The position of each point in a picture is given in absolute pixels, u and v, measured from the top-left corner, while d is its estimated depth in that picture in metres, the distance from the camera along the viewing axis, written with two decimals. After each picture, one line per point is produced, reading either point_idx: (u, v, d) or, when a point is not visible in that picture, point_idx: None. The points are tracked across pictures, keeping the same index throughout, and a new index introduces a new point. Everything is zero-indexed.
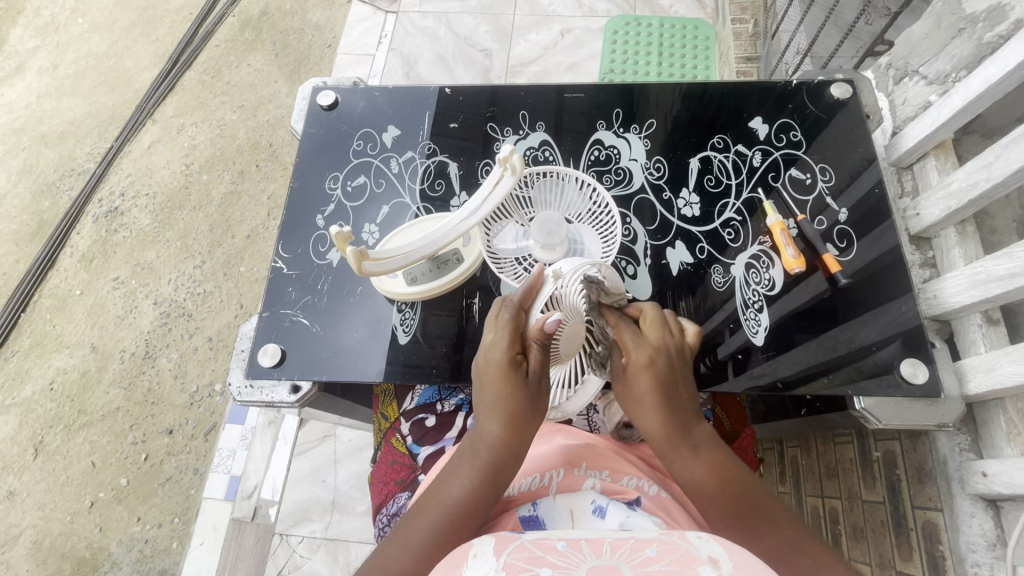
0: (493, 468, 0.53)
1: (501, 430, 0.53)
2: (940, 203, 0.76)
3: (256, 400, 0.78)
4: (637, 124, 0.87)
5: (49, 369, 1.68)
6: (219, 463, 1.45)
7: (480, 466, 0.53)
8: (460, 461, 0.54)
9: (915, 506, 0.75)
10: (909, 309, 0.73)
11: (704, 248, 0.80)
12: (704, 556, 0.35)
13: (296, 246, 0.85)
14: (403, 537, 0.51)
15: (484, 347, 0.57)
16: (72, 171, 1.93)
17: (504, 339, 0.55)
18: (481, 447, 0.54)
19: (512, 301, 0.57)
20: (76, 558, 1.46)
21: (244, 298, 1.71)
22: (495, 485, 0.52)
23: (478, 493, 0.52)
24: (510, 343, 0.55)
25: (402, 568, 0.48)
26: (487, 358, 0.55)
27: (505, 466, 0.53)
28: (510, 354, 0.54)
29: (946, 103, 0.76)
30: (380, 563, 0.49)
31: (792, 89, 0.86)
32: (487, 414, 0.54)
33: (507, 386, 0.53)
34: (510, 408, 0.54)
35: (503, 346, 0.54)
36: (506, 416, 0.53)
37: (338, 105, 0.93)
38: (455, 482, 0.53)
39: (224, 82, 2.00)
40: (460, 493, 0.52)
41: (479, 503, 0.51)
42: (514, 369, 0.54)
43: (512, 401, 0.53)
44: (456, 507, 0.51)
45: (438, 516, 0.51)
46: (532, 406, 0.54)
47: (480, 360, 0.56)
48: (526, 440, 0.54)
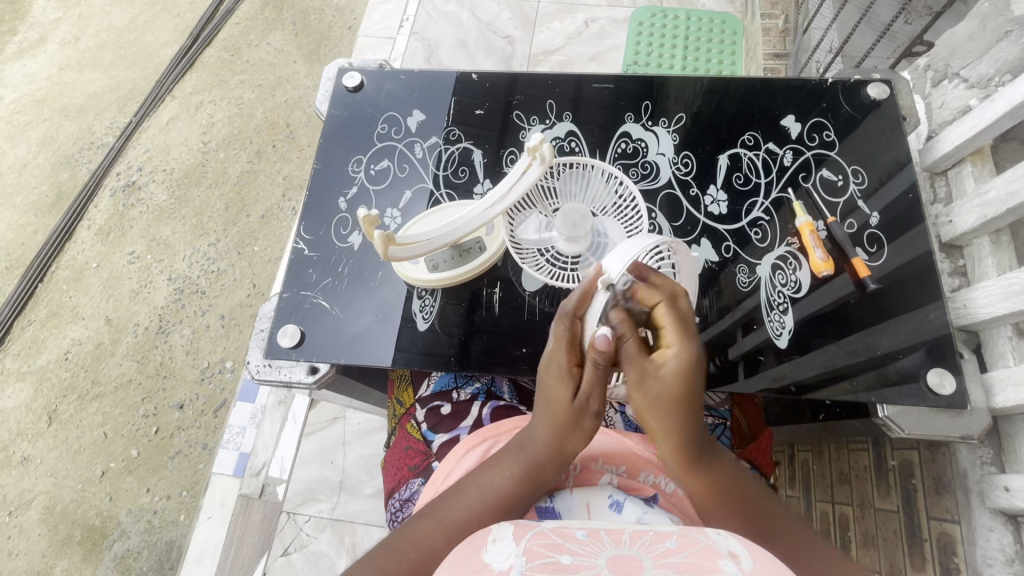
0: (534, 469, 0.52)
1: (554, 435, 0.51)
2: (976, 211, 0.74)
3: (273, 378, 0.80)
4: (665, 118, 0.86)
5: (64, 339, 1.70)
6: (228, 440, 1.46)
7: (524, 467, 0.52)
8: (508, 453, 0.53)
9: (931, 517, 0.74)
10: (937, 318, 0.71)
11: (731, 246, 0.79)
12: (724, 551, 0.35)
13: (317, 228, 0.84)
14: (436, 516, 0.51)
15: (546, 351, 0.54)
16: (91, 144, 1.94)
17: (561, 347, 0.51)
18: (527, 446, 0.52)
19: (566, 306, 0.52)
20: (86, 526, 1.49)
21: (257, 277, 1.71)
22: (536, 484, 0.52)
23: (518, 489, 0.51)
24: (569, 354, 0.51)
25: (431, 543, 0.49)
26: (548, 364, 0.52)
27: (547, 471, 0.52)
28: (571, 366, 0.51)
29: (988, 108, 0.74)
30: (409, 534, 0.50)
31: (826, 87, 0.84)
32: (536, 420, 0.53)
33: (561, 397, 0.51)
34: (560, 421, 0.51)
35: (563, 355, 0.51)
36: (554, 426, 0.51)
37: (364, 87, 0.92)
38: (498, 472, 0.52)
39: (244, 61, 1.99)
40: (502, 485, 0.51)
41: (520, 498, 0.51)
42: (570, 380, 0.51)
43: (559, 413, 0.51)
44: (494, 498, 0.51)
45: (475, 502, 0.51)
46: (575, 424, 0.51)
47: (545, 361, 0.53)
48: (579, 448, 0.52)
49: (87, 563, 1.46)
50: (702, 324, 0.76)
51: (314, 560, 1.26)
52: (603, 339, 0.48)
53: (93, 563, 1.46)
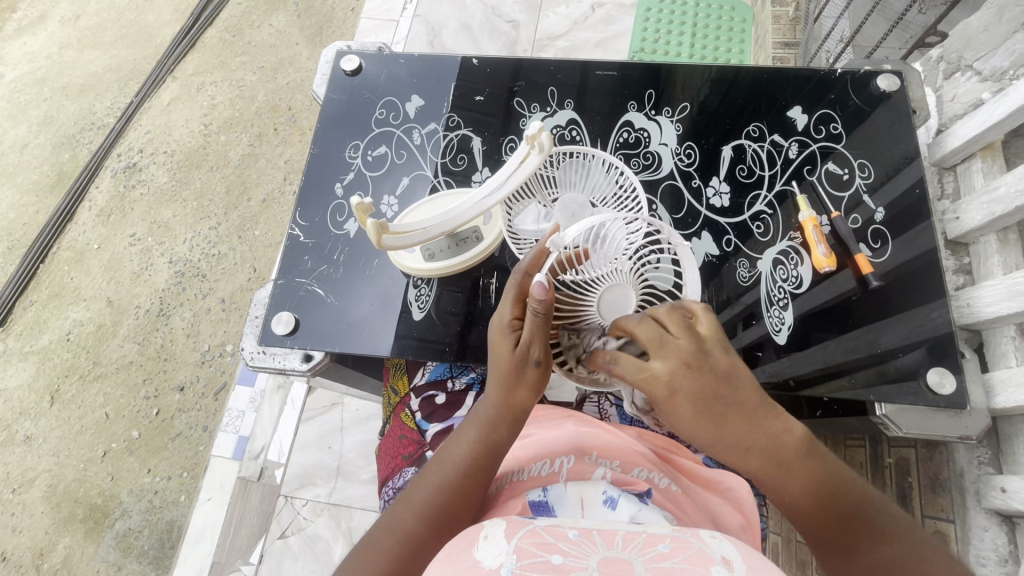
0: (490, 432, 0.53)
1: (504, 396, 0.53)
2: (984, 208, 0.73)
3: (268, 365, 0.78)
4: (669, 107, 0.84)
5: (66, 320, 1.71)
6: (228, 423, 1.47)
7: (481, 434, 0.53)
8: (464, 426, 0.55)
9: (926, 516, 0.74)
10: (940, 316, 0.70)
11: (732, 240, 0.78)
12: (717, 556, 0.35)
13: (313, 214, 0.83)
14: (407, 496, 0.52)
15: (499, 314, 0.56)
16: (91, 125, 1.92)
17: (506, 302, 0.54)
18: (482, 411, 0.54)
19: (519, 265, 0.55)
20: (88, 504, 1.51)
21: (257, 261, 1.71)
22: (495, 449, 0.53)
23: (480, 457, 0.52)
24: (513, 306, 0.53)
25: (407, 526, 0.50)
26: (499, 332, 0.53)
27: (500, 432, 0.53)
28: (514, 320, 0.53)
29: (1001, 102, 0.72)
30: (384, 522, 0.51)
31: (835, 77, 0.82)
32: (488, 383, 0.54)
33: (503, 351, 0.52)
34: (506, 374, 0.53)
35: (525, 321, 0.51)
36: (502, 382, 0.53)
37: (362, 71, 0.90)
38: (457, 444, 0.53)
39: (245, 42, 1.96)
40: (462, 452, 0.52)
41: (483, 466, 0.52)
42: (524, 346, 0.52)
43: (505, 368, 0.53)
44: (458, 470, 0.52)
45: (443, 477, 0.52)
46: (519, 376, 0.52)
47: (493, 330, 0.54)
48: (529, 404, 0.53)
49: (89, 541, 1.48)
50: None
51: (311, 543, 1.27)
52: (536, 286, 0.50)
53: (95, 541, 1.48)
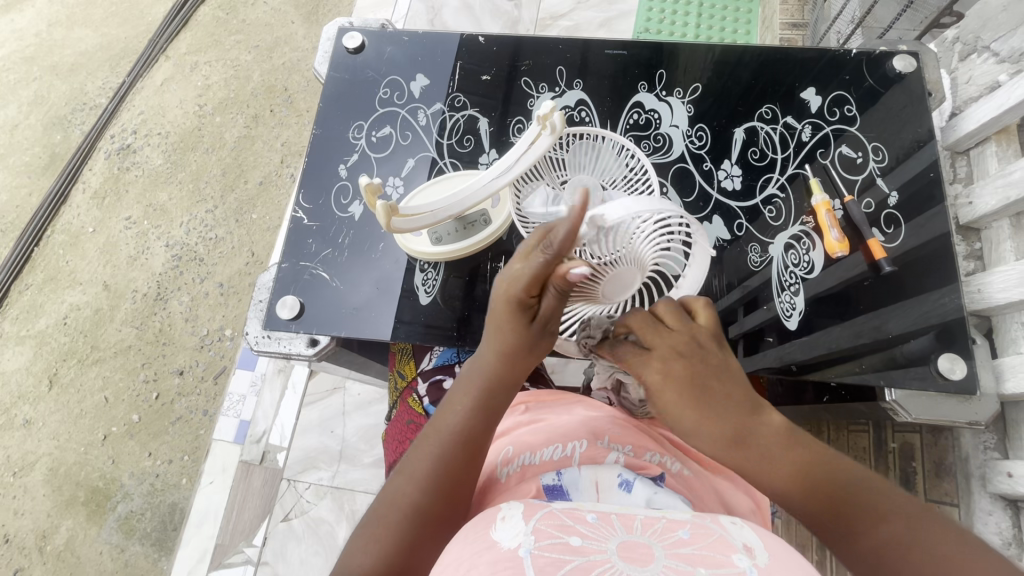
0: (489, 396, 0.52)
1: (499, 358, 0.52)
2: (997, 193, 0.72)
3: (273, 350, 0.78)
4: (680, 88, 0.82)
5: (63, 304, 1.69)
6: (228, 407, 1.47)
7: (478, 395, 0.52)
8: (457, 391, 0.53)
9: (929, 499, 0.76)
10: (951, 302, 0.69)
11: (743, 224, 0.77)
12: (738, 543, 0.35)
13: (316, 197, 0.82)
14: (406, 468, 0.50)
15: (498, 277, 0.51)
16: (84, 105, 1.88)
17: (523, 276, 0.47)
18: (478, 374, 0.53)
19: (552, 241, 0.45)
20: (90, 487, 1.51)
21: (255, 245, 1.69)
22: (492, 413, 0.52)
23: (478, 421, 0.51)
24: (526, 283, 0.47)
25: (412, 498, 0.48)
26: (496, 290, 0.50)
27: (500, 395, 0.53)
28: (523, 296, 0.48)
29: (1019, 84, 0.71)
30: (387, 497, 0.49)
31: (850, 58, 0.80)
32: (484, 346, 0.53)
33: (510, 322, 0.50)
34: (508, 339, 0.51)
35: (522, 281, 0.47)
36: (501, 348, 0.51)
37: (365, 49, 0.88)
38: (452, 410, 0.52)
39: (239, 19, 1.92)
40: (460, 420, 0.51)
41: (481, 430, 0.51)
42: (524, 310, 0.49)
43: (508, 335, 0.51)
44: (455, 436, 0.50)
45: (440, 444, 0.50)
46: (526, 344, 0.51)
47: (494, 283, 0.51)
48: (525, 364, 0.53)
49: (92, 523, 1.48)
50: (707, 300, 0.74)
51: (314, 526, 1.28)
52: (579, 275, 0.45)
53: (98, 524, 1.48)
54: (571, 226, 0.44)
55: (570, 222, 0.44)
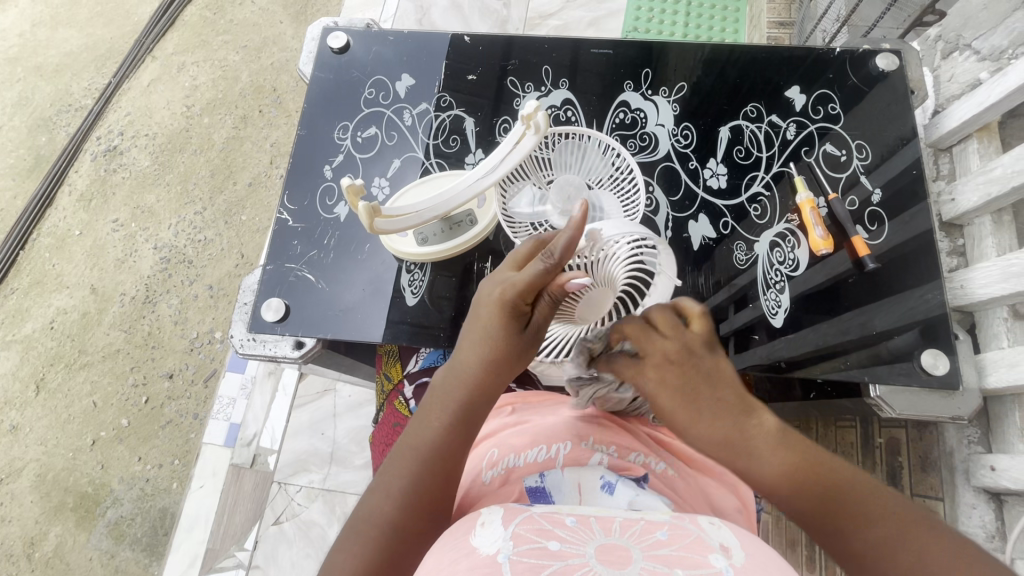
0: (467, 407, 0.52)
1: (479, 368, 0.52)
2: (979, 189, 0.73)
3: (259, 353, 0.77)
4: (666, 87, 0.82)
5: (49, 308, 1.67)
6: (218, 410, 1.46)
7: (455, 405, 0.52)
8: (433, 404, 0.53)
9: (915, 495, 0.76)
10: (935, 297, 0.70)
11: (729, 223, 0.77)
12: (716, 544, 0.35)
13: (302, 198, 0.81)
14: (383, 484, 0.50)
15: (493, 284, 0.54)
16: (69, 107, 1.86)
17: (517, 284, 0.50)
18: (455, 384, 0.53)
19: (552, 250, 0.49)
20: (79, 493, 1.50)
21: (245, 247, 1.67)
22: (469, 424, 0.52)
23: (456, 434, 0.51)
24: (519, 291, 0.51)
25: (388, 513, 0.48)
26: (490, 296, 0.52)
27: (478, 405, 0.53)
28: (517, 303, 0.51)
29: (999, 82, 0.72)
30: (364, 513, 0.49)
31: (834, 56, 0.81)
32: (463, 355, 0.53)
33: (498, 329, 0.52)
34: (491, 347, 0.52)
35: (515, 287, 0.51)
36: (483, 356, 0.52)
37: (350, 49, 0.87)
38: (429, 424, 0.52)
39: (227, 19, 1.90)
40: (437, 433, 0.51)
41: (459, 442, 0.51)
42: (518, 316, 0.52)
43: (490, 343, 0.52)
44: (432, 451, 0.50)
45: (416, 458, 0.50)
46: (509, 352, 0.52)
47: (488, 286, 0.54)
48: (506, 373, 0.53)
49: (81, 530, 1.47)
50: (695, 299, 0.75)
51: (306, 529, 1.28)
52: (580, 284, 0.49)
53: (87, 530, 1.47)
54: (571, 237, 0.49)
55: (571, 231, 0.49)
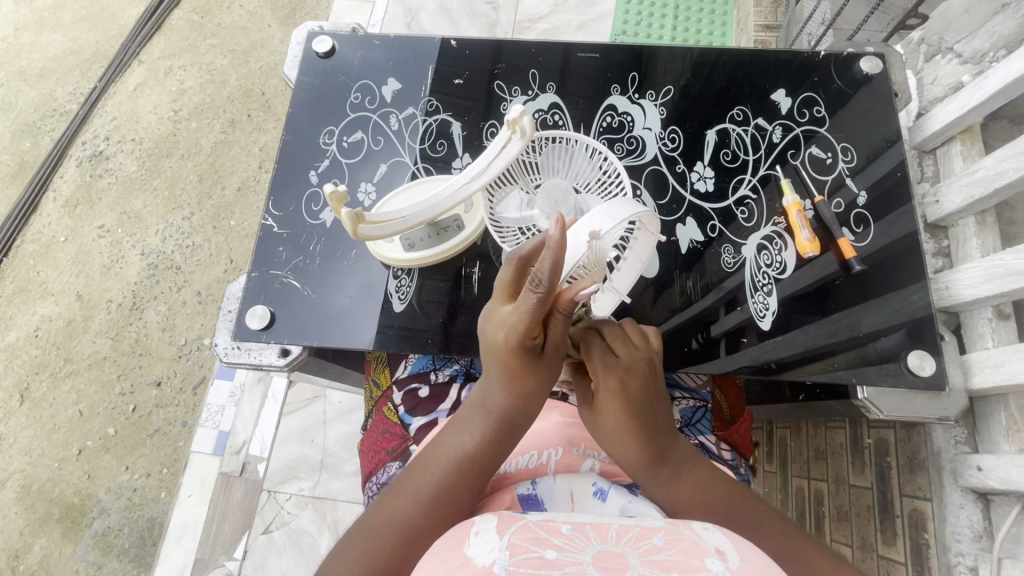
0: (500, 430, 0.51)
1: (508, 388, 0.51)
2: (963, 191, 0.73)
3: (243, 361, 0.76)
4: (652, 90, 0.82)
5: (34, 316, 1.64)
6: (207, 418, 1.44)
7: (487, 428, 0.51)
8: (466, 415, 0.53)
9: (904, 494, 0.77)
10: (920, 299, 0.71)
11: (717, 226, 0.77)
12: (711, 547, 0.35)
13: (287, 204, 0.80)
14: (407, 491, 0.49)
15: (499, 316, 0.50)
16: (53, 111, 1.83)
17: (523, 322, 0.47)
18: (489, 406, 0.52)
19: (539, 279, 0.45)
20: (65, 504, 1.47)
21: (233, 252, 1.66)
22: (501, 446, 0.51)
23: (485, 453, 0.51)
24: (526, 329, 0.48)
25: (408, 517, 0.48)
26: (496, 335, 0.50)
27: (511, 430, 0.51)
28: (525, 339, 0.48)
29: (981, 85, 0.72)
30: (384, 513, 0.49)
31: (818, 60, 0.81)
32: (496, 381, 0.51)
33: (524, 360, 0.50)
34: (524, 380, 0.50)
35: (517, 331, 0.48)
36: (518, 388, 0.51)
37: (335, 53, 0.87)
38: (460, 438, 0.51)
39: (214, 23, 1.89)
40: (469, 450, 0.51)
41: (485, 460, 0.51)
42: (527, 350, 0.49)
43: (524, 374, 0.50)
44: (462, 465, 0.50)
45: (439, 471, 0.50)
46: (541, 380, 0.51)
47: (488, 329, 0.51)
48: (539, 397, 0.52)
49: (66, 541, 1.44)
50: (684, 303, 0.75)
51: (296, 537, 1.26)
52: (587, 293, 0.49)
53: (73, 541, 1.44)
54: (556, 258, 0.44)
55: (552, 259, 0.44)
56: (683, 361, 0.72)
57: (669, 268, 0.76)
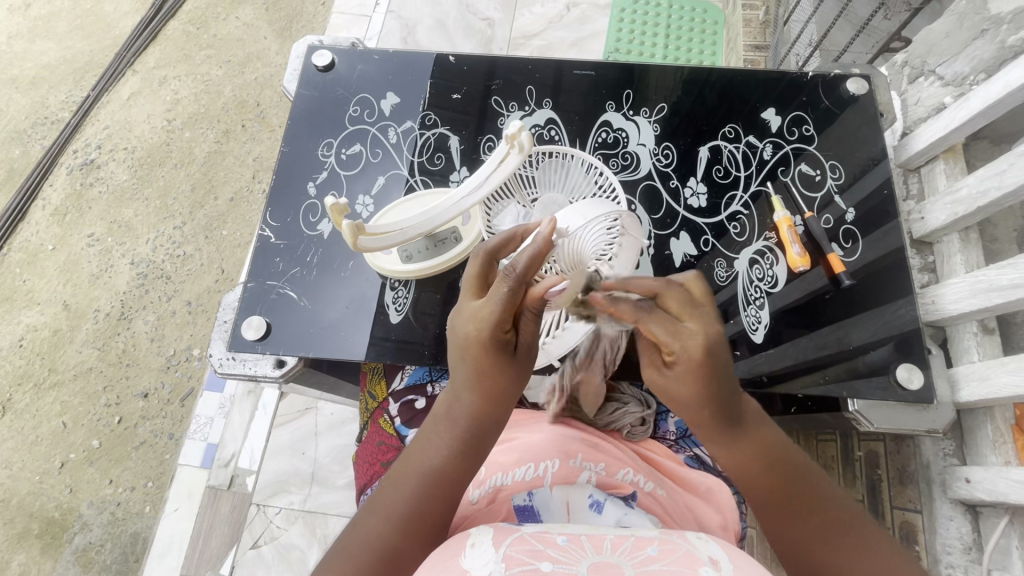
0: (470, 437, 0.51)
1: (478, 390, 0.51)
2: (947, 208, 0.75)
3: (238, 372, 0.75)
4: (647, 107, 0.84)
5: (18, 326, 1.61)
6: (195, 430, 1.42)
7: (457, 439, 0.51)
8: (435, 423, 0.52)
9: (894, 507, 0.78)
10: (907, 313, 0.72)
11: (709, 240, 0.79)
12: (704, 556, 0.35)
13: (285, 214, 0.81)
14: (377, 510, 0.48)
15: (463, 317, 0.51)
16: (45, 119, 1.82)
17: (493, 314, 0.49)
18: (458, 416, 0.51)
19: (515, 269, 0.47)
20: (45, 519, 1.43)
21: (225, 262, 1.65)
22: (475, 454, 0.51)
23: (456, 462, 0.50)
24: (498, 321, 0.49)
25: (382, 538, 0.47)
26: (466, 333, 0.50)
27: (483, 437, 0.52)
28: (495, 330, 0.49)
29: (963, 106, 0.75)
30: (357, 536, 0.47)
31: (806, 80, 0.84)
32: (463, 390, 0.52)
33: (493, 358, 0.50)
34: (493, 383, 0.51)
35: (490, 319, 0.49)
36: (485, 392, 0.51)
37: (335, 67, 0.88)
38: (429, 453, 0.51)
39: (210, 34, 1.89)
40: (438, 462, 0.50)
41: (461, 464, 0.50)
42: (499, 344, 0.50)
43: (492, 376, 0.51)
44: (437, 477, 0.49)
45: (414, 486, 0.49)
46: (511, 381, 0.51)
47: (456, 323, 0.52)
48: (508, 399, 0.52)
49: (46, 557, 1.41)
50: None
51: (285, 552, 1.24)
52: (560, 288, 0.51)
53: (53, 557, 1.41)
54: (536, 250, 0.48)
55: (529, 252, 0.48)
56: None
57: None
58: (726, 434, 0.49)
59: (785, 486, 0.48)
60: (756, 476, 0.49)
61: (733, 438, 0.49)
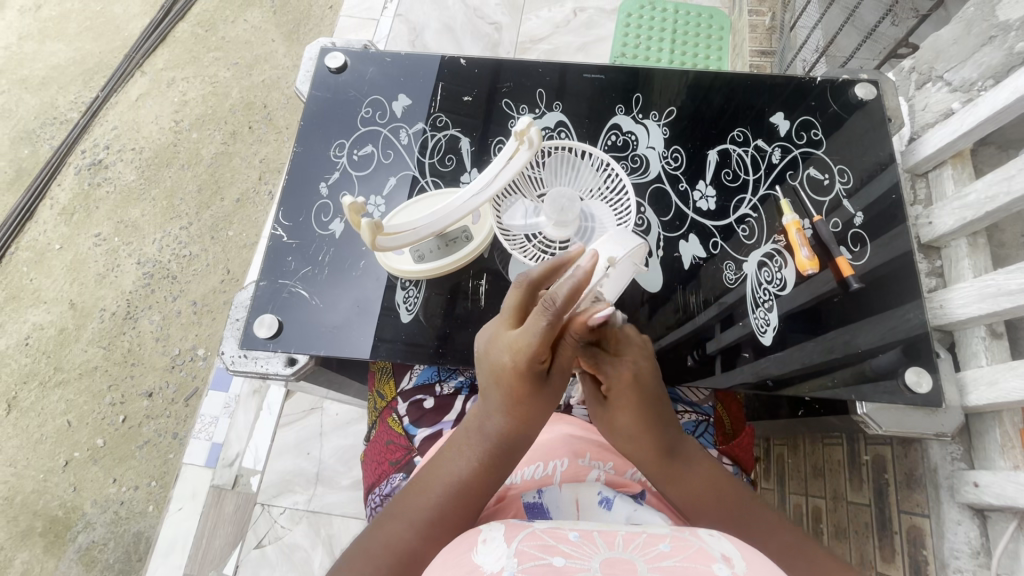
0: (498, 453, 0.52)
1: (509, 412, 0.51)
2: (955, 213, 0.76)
3: (248, 369, 0.77)
4: (656, 110, 0.85)
5: (25, 324, 1.62)
6: (200, 430, 1.42)
7: (485, 453, 0.51)
8: (464, 438, 0.53)
9: (901, 511, 0.78)
10: (915, 317, 0.72)
11: (718, 243, 0.79)
12: (717, 553, 0.35)
13: (296, 214, 0.81)
14: (403, 515, 0.50)
15: (501, 342, 0.51)
16: (54, 120, 1.84)
17: (531, 345, 0.49)
18: (488, 433, 0.52)
19: (554, 301, 0.47)
20: (49, 517, 1.44)
21: (231, 262, 1.66)
22: (501, 469, 0.52)
23: (483, 476, 0.51)
24: (535, 350, 0.49)
25: (406, 540, 0.48)
26: (504, 360, 0.51)
27: (511, 454, 0.52)
28: (532, 361, 0.49)
29: (971, 111, 0.75)
30: (383, 538, 0.48)
31: (815, 85, 0.84)
32: (493, 411, 0.52)
33: (528, 386, 0.50)
34: (525, 407, 0.51)
35: (528, 351, 0.49)
36: (517, 415, 0.51)
37: (347, 69, 0.89)
38: (455, 461, 0.52)
39: (219, 36, 1.91)
40: (465, 472, 0.51)
41: (485, 479, 0.51)
42: (536, 372, 0.50)
43: (523, 401, 0.51)
44: (463, 487, 0.50)
45: (439, 494, 0.50)
46: (543, 404, 0.52)
47: (493, 350, 0.52)
48: (540, 421, 0.52)
49: (49, 555, 1.41)
50: (684, 318, 0.76)
51: (289, 552, 1.24)
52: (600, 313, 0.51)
53: (56, 556, 1.41)
54: (575, 284, 0.47)
55: (569, 281, 0.47)
56: (682, 377, 0.73)
57: (672, 284, 0.77)
58: (670, 464, 0.55)
59: (728, 511, 0.54)
60: (700, 505, 0.54)
61: (676, 464, 0.55)
